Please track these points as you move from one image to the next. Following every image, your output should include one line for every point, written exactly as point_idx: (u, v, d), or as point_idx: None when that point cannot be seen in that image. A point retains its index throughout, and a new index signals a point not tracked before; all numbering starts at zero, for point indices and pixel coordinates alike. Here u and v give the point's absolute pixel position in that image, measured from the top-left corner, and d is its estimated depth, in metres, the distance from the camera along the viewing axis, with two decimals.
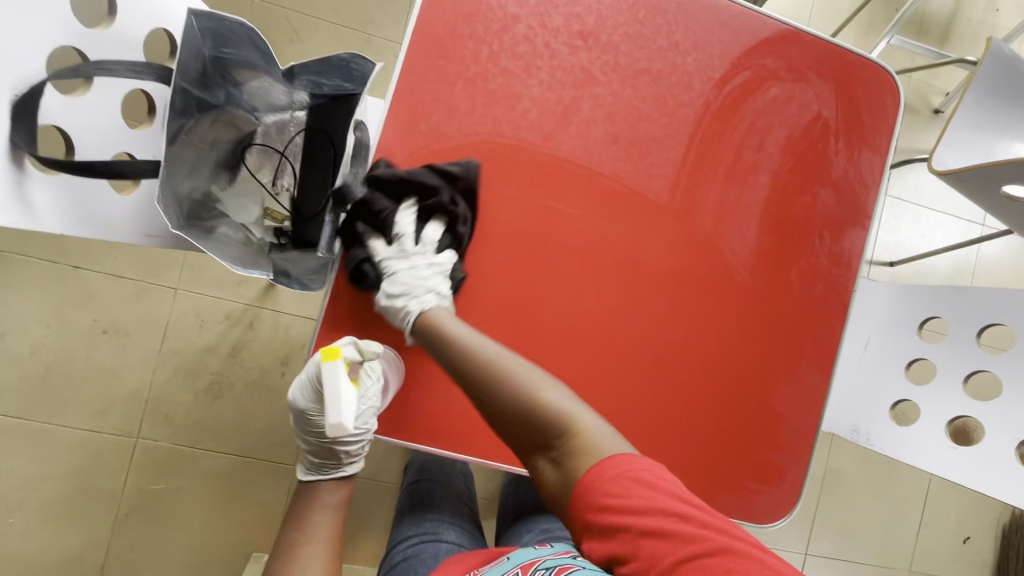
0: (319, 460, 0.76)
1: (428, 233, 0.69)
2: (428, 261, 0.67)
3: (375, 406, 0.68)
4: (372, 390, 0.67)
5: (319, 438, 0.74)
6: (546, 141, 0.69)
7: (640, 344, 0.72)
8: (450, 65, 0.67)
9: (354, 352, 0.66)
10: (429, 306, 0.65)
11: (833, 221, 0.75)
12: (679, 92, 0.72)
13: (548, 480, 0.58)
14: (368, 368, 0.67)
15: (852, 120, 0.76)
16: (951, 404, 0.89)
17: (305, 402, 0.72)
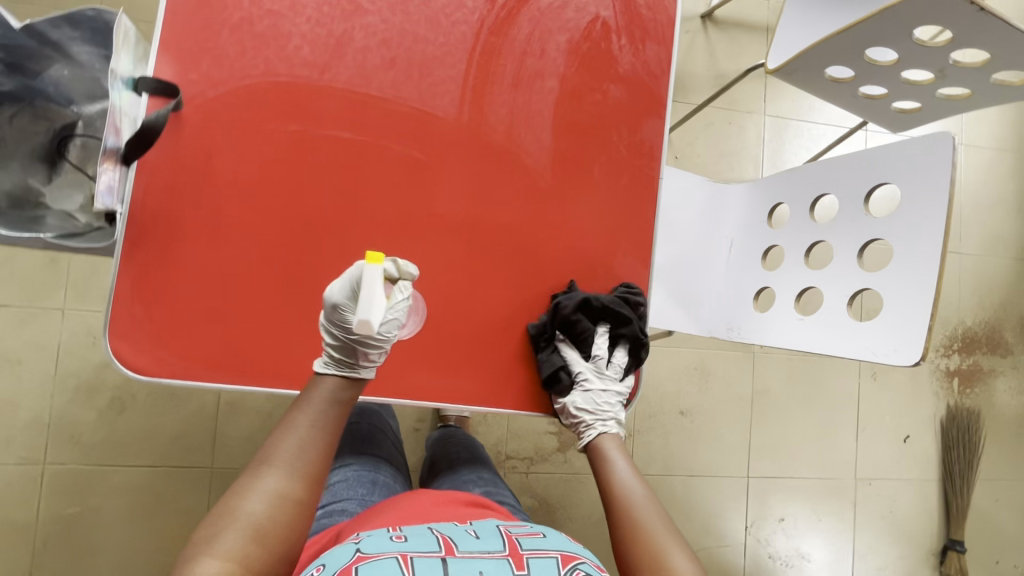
0: (337, 358, 0.65)
1: (617, 358, 0.79)
2: (617, 388, 0.77)
3: (399, 319, 0.65)
4: (401, 305, 0.65)
5: (344, 334, 0.64)
6: (323, 75, 0.71)
7: (459, 262, 0.74)
8: (213, 13, 0.68)
9: (393, 268, 0.64)
10: (612, 431, 0.74)
11: (628, 115, 0.78)
12: (452, 11, 0.74)
13: None
14: (401, 286, 0.65)
15: (629, 17, 0.79)
16: (798, 279, 0.90)
17: (340, 296, 0.63)
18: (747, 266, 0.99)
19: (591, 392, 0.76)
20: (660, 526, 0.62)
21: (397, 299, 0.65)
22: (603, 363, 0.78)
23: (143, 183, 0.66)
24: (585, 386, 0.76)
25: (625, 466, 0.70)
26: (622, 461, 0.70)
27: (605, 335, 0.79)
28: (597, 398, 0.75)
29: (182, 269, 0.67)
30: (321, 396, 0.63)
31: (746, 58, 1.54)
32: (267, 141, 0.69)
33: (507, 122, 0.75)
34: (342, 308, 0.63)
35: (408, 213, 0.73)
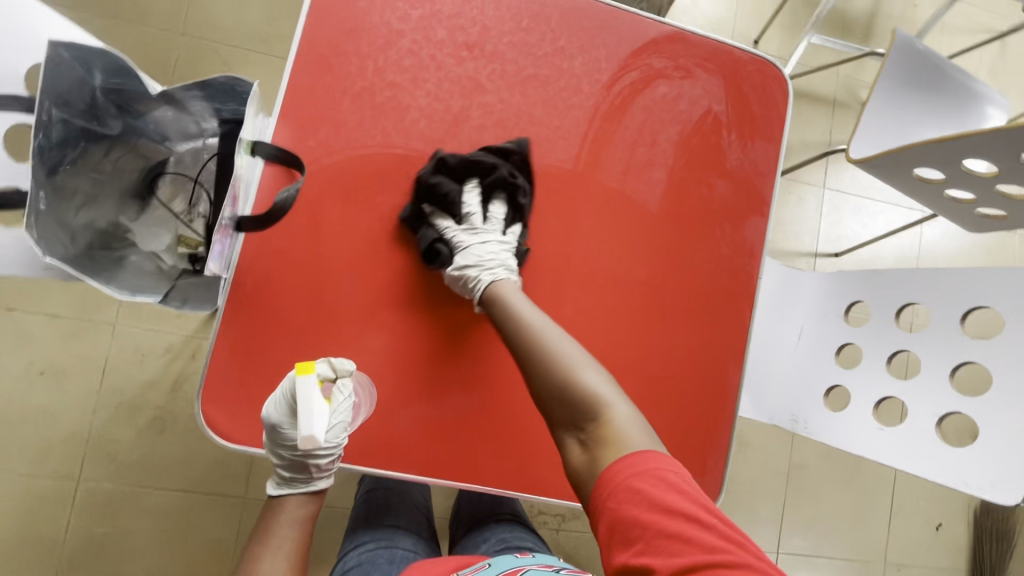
0: (288, 475, 0.67)
1: (494, 210, 0.73)
2: (497, 239, 0.70)
3: (346, 422, 0.65)
4: (343, 406, 0.64)
5: (291, 452, 0.65)
6: (436, 150, 0.70)
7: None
8: (336, 81, 0.68)
9: (327, 369, 0.63)
10: (500, 277, 0.67)
11: (732, 212, 0.77)
12: (568, 95, 0.74)
13: (575, 460, 0.58)
14: (341, 385, 0.65)
15: (742, 113, 0.78)
16: (881, 384, 0.90)
17: (278, 415, 0.62)
18: (819, 359, 0.97)
19: (473, 247, 0.69)
20: (569, 356, 0.60)
21: (338, 400, 0.65)
22: (478, 220, 0.73)
23: (252, 249, 0.65)
24: (463, 246, 0.69)
25: (529, 308, 0.65)
26: (522, 300, 0.65)
27: (475, 189, 0.73)
28: (486, 251, 0.68)
29: (282, 339, 0.66)
30: (288, 518, 0.66)
31: (812, 130, 1.54)
32: (376, 215, 0.69)
33: (611, 211, 0.74)
34: (281, 427, 0.62)
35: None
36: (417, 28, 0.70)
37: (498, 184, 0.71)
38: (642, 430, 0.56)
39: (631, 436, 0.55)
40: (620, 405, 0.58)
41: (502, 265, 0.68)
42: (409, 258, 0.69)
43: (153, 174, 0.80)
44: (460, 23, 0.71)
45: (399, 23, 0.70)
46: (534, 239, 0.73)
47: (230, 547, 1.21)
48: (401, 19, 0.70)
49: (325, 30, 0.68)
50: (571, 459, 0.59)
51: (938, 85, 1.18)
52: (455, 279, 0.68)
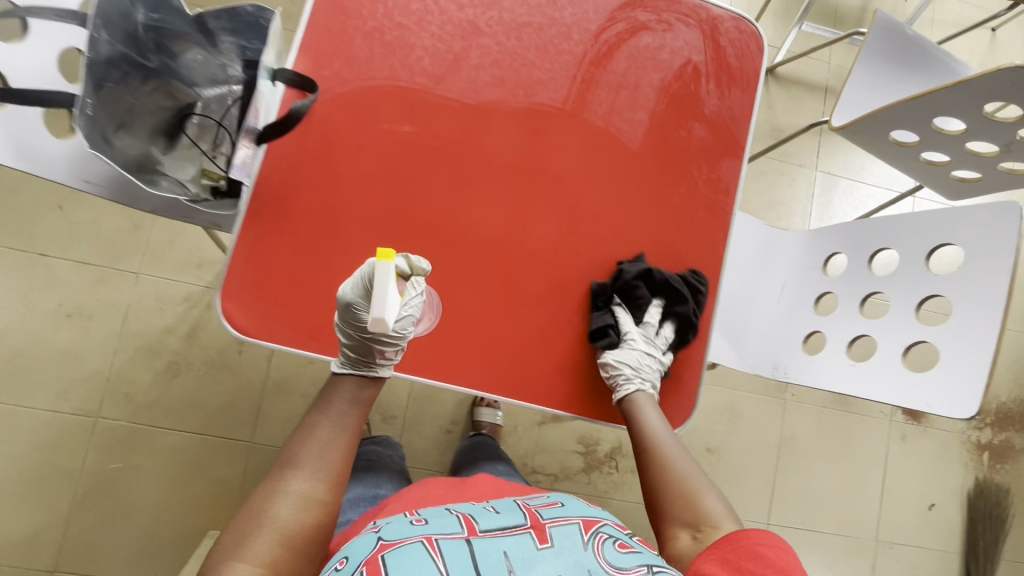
0: (355, 356, 0.71)
1: (666, 331, 0.83)
2: (658, 357, 0.80)
3: (413, 314, 0.69)
4: (415, 300, 0.69)
5: (359, 333, 0.68)
6: (437, 85, 0.77)
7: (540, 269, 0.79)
8: (350, 21, 0.76)
9: (404, 264, 0.69)
10: (641, 389, 0.78)
11: (708, 153, 0.83)
12: (559, 41, 0.81)
13: (681, 547, 0.67)
14: (413, 283, 0.70)
15: (719, 64, 0.85)
16: (851, 325, 0.95)
17: (354, 296, 0.66)
18: (798, 309, 1.03)
19: (638, 351, 0.78)
20: (684, 467, 0.73)
21: (411, 295, 0.70)
22: (651, 330, 0.82)
23: (269, 162, 0.73)
24: (630, 342, 0.79)
25: (658, 419, 0.77)
26: (657, 416, 0.77)
27: (657, 307, 0.83)
28: (642, 359, 0.78)
29: (295, 246, 0.73)
30: (343, 398, 0.70)
31: (804, 115, 1.60)
32: (380, 139, 0.76)
33: (597, 149, 0.81)
34: (355, 307, 0.67)
35: (497, 219, 0.78)
36: None
37: (679, 314, 0.81)
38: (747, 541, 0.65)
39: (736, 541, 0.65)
40: (730, 519, 0.67)
41: (645, 376, 0.79)
42: (409, 179, 0.76)
43: (182, 115, 0.88)
44: None
45: None
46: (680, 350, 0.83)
47: (236, 488, 1.27)
48: None
49: None
50: (678, 549, 0.68)
51: (919, 59, 1.23)
52: (607, 364, 0.78)
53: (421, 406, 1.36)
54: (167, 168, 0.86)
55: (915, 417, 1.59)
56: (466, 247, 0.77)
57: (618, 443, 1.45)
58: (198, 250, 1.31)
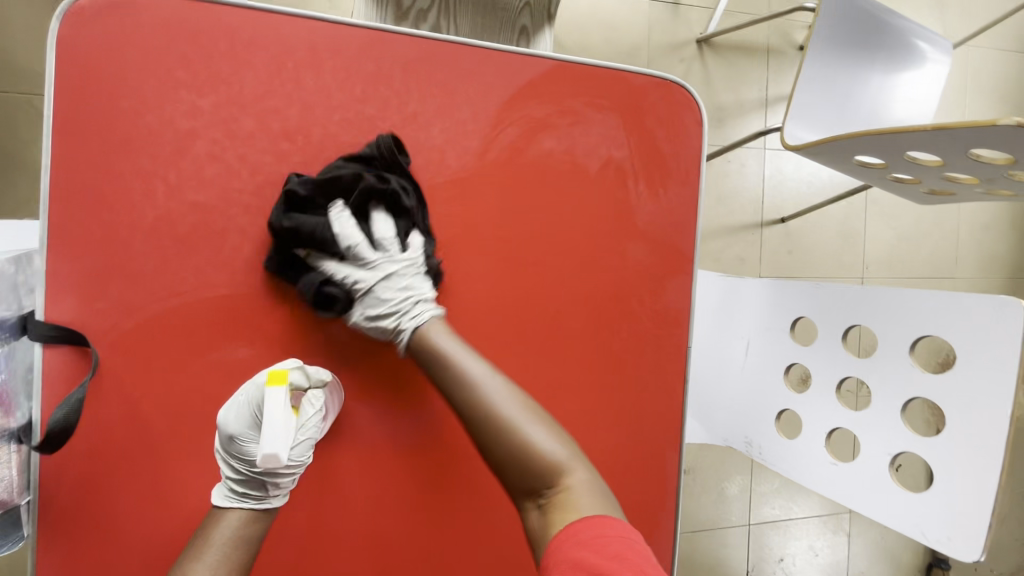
0: (241, 492, 0.53)
1: (379, 226, 0.56)
2: (399, 267, 0.56)
3: (314, 438, 0.54)
4: (311, 422, 0.54)
5: (249, 466, 0.53)
6: (272, 280, 0.55)
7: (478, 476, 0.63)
8: (118, 216, 0.52)
9: (301, 376, 0.53)
10: (426, 317, 0.54)
11: (649, 279, 0.66)
12: (431, 174, 0.59)
13: (531, 527, 0.48)
14: (311, 397, 0.55)
15: (648, 154, 0.65)
16: (828, 415, 0.82)
17: (236, 425, 0.51)
18: (767, 379, 0.92)
19: (377, 277, 0.55)
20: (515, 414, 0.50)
21: (308, 413, 0.54)
22: (365, 248, 0.56)
23: (52, 459, 0.51)
24: (353, 278, 0.55)
25: (460, 345, 0.54)
26: (455, 339, 0.54)
27: (345, 210, 0.55)
28: (387, 288, 0.55)
29: (116, 556, 0.53)
30: (227, 536, 0.50)
31: (749, 87, 1.38)
32: (207, 380, 0.54)
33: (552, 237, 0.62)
34: (240, 440, 0.52)
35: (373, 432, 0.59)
36: (213, 121, 0.53)
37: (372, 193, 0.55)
38: (603, 495, 0.47)
39: (588, 498, 0.47)
40: (580, 466, 0.49)
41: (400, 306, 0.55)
42: None
43: None
44: (272, 104, 0.55)
45: (188, 119, 0.53)
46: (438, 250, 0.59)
47: None
48: (189, 114, 0.53)
49: (86, 151, 0.51)
50: (527, 528, 0.49)
51: (872, 36, 1.05)
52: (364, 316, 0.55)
53: None
54: None
55: None
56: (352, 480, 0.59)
57: None
58: None
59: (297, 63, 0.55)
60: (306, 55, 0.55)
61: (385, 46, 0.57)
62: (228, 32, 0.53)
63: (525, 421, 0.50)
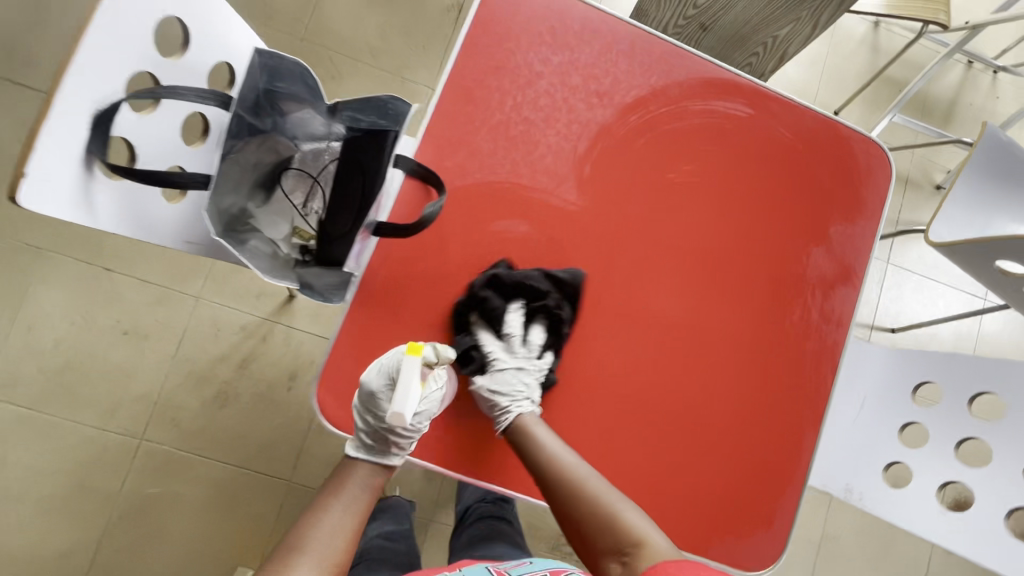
0: (370, 443, 0.71)
1: (534, 335, 0.75)
2: (533, 367, 0.72)
3: (431, 409, 0.69)
4: (434, 391, 0.68)
5: (377, 421, 0.69)
6: (557, 185, 0.75)
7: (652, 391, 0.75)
8: (478, 111, 0.74)
9: (432, 353, 0.66)
10: (524, 411, 0.69)
11: (825, 280, 0.80)
12: (685, 149, 0.78)
13: None
14: (436, 374, 0.69)
15: (845, 186, 0.82)
16: (940, 470, 0.91)
17: (377, 384, 0.66)
18: (881, 433, 0.96)
19: (509, 373, 0.71)
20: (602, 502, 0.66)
21: (432, 386, 0.69)
22: (516, 343, 0.75)
23: (380, 253, 0.71)
24: (498, 369, 0.72)
25: (551, 438, 0.70)
26: (546, 434, 0.70)
27: (520, 310, 0.75)
28: (505, 379, 0.71)
29: (398, 338, 0.71)
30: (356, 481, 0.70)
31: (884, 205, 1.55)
32: (493, 240, 0.73)
33: (751, 220, 0.79)
34: (377, 397, 0.66)
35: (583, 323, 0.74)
36: (555, 70, 0.76)
37: (542, 311, 0.73)
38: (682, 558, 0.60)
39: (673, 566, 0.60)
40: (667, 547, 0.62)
41: (529, 395, 0.71)
42: (517, 276, 0.73)
43: (280, 169, 0.86)
44: (596, 72, 0.77)
45: (541, 65, 0.76)
46: (743, 185, 0.80)
47: (269, 527, 1.24)
48: (543, 62, 0.76)
49: (474, 64, 0.74)
50: None
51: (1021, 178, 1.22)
52: (484, 397, 0.71)
53: None
54: (261, 222, 0.84)
55: None
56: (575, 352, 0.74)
57: None
58: (260, 279, 1.29)
59: (620, 50, 0.78)
60: (626, 48, 0.78)
61: (678, 56, 0.79)
62: (582, 19, 0.77)
63: (615, 500, 0.66)
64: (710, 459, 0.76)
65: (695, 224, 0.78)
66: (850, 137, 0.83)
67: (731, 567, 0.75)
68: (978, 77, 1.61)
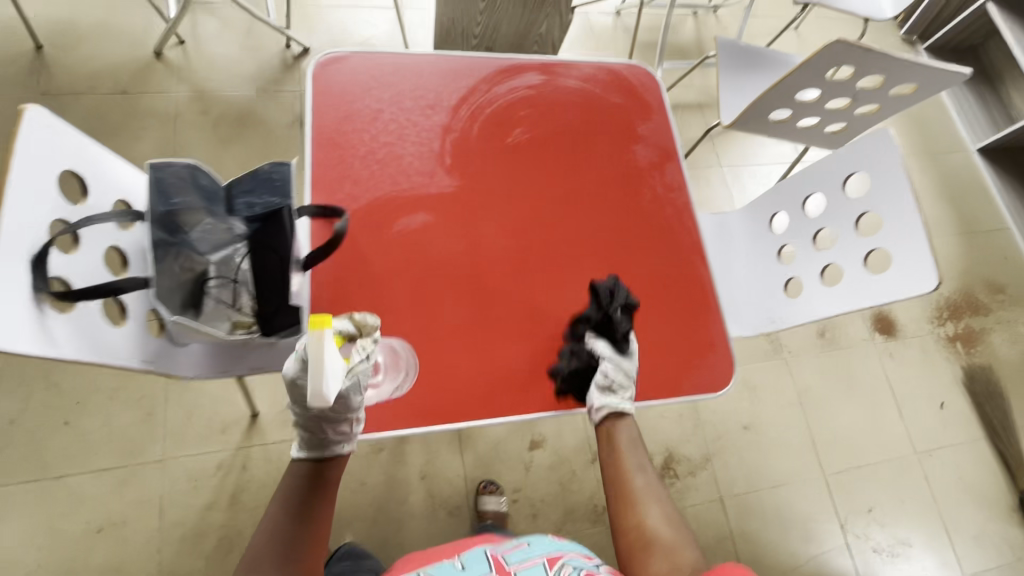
0: (310, 440, 0.72)
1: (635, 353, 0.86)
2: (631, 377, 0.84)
3: (360, 380, 0.69)
4: (361, 363, 0.70)
5: (305, 410, 0.70)
6: (431, 179, 0.92)
7: (581, 296, 0.91)
8: (346, 152, 0.91)
9: (347, 328, 0.72)
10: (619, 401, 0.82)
11: (655, 163, 1.03)
12: (510, 118, 1.00)
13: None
14: (360, 347, 0.71)
15: (633, 98, 1.08)
16: (812, 262, 1.12)
17: (293, 368, 0.67)
18: (767, 267, 1.20)
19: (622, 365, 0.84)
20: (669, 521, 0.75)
21: (358, 360, 0.70)
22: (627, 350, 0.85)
23: (316, 283, 0.83)
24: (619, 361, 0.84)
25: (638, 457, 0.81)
26: (631, 448, 0.82)
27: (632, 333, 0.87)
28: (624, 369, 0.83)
29: None
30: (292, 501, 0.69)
31: (693, 128, 1.91)
32: (400, 235, 0.88)
33: (582, 146, 1.01)
34: (299, 380, 0.68)
35: (496, 267, 0.90)
36: (390, 103, 0.96)
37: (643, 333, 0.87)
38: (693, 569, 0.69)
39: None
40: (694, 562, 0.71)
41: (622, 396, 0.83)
42: (429, 255, 0.88)
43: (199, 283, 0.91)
44: (421, 93, 0.98)
45: (377, 103, 0.95)
46: (563, 125, 1.02)
47: None
48: (378, 101, 0.95)
49: (327, 122, 0.92)
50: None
51: (764, 59, 1.56)
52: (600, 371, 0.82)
53: (478, 486, 1.37)
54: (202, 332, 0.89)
55: (891, 333, 1.79)
56: (501, 292, 0.89)
57: (669, 452, 1.51)
58: (218, 415, 1.31)
59: (431, 72, 1.00)
60: (434, 70, 1.00)
61: (475, 62, 1.03)
62: (393, 63, 0.99)
63: (653, 510, 0.76)
64: (643, 324, 0.92)
65: (542, 165, 0.98)
66: (619, 67, 1.10)
67: (702, 393, 0.89)
68: (703, 20, 2.10)
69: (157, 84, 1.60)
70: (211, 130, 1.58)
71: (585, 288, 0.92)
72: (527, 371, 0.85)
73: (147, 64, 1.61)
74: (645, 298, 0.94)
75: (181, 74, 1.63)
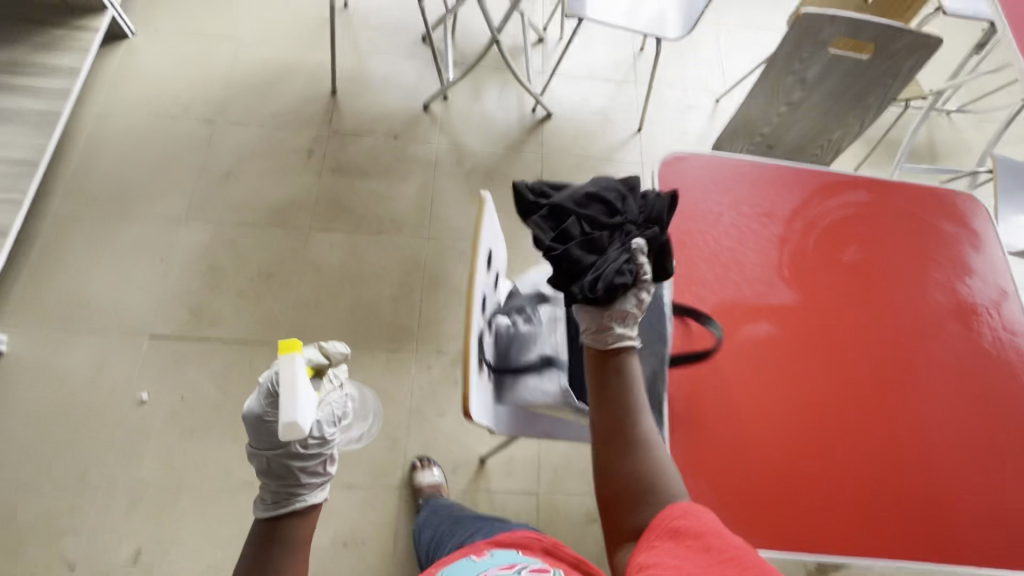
0: (271, 493, 0.64)
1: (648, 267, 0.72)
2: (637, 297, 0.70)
3: (334, 405, 0.69)
4: (333, 394, 0.71)
5: (275, 449, 0.66)
6: (773, 289, 0.93)
7: (923, 437, 0.87)
8: (693, 252, 0.95)
9: (316, 354, 0.72)
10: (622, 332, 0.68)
11: (991, 301, 0.98)
12: (845, 236, 1.00)
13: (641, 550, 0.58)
14: (329, 377, 0.73)
15: (966, 228, 1.04)
16: None
17: (258, 403, 0.66)
18: None
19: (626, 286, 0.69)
20: (672, 468, 0.62)
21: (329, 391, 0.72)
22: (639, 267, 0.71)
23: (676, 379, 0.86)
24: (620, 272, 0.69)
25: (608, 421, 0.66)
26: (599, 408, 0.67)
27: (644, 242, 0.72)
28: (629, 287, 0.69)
29: (713, 447, 0.83)
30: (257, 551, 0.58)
31: None
32: (749, 342, 0.89)
33: (916, 274, 0.99)
34: (265, 416, 0.66)
35: (838, 392, 0.88)
36: (731, 208, 0.99)
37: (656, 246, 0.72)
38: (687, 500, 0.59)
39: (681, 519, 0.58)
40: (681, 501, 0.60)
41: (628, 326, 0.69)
42: (775, 368, 0.88)
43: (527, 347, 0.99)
44: (758, 201, 1.01)
45: (719, 207, 0.99)
46: (896, 249, 1.00)
47: None
48: (719, 205, 0.99)
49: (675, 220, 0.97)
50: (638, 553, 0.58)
51: None
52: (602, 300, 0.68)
53: None
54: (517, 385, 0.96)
55: None
56: (844, 419, 0.87)
57: None
58: (451, 453, 1.38)
59: (766, 180, 1.03)
60: (768, 178, 1.03)
61: (806, 174, 1.04)
62: (731, 168, 1.03)
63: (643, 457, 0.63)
64: (990, 479, 0.86)
65: (878, 289, 0.96)
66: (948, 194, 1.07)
67: None
68: (938, 122, 2.01)
69: (422, 133, 1.77)
70: (463, 180, 1.72)
71: (926, 429, 0.88)
72: (868, 506, 0.82)
73: (417, 115, 1.79)
74: (989, 449, 0.88)
75: (443, 126, 1.79)
